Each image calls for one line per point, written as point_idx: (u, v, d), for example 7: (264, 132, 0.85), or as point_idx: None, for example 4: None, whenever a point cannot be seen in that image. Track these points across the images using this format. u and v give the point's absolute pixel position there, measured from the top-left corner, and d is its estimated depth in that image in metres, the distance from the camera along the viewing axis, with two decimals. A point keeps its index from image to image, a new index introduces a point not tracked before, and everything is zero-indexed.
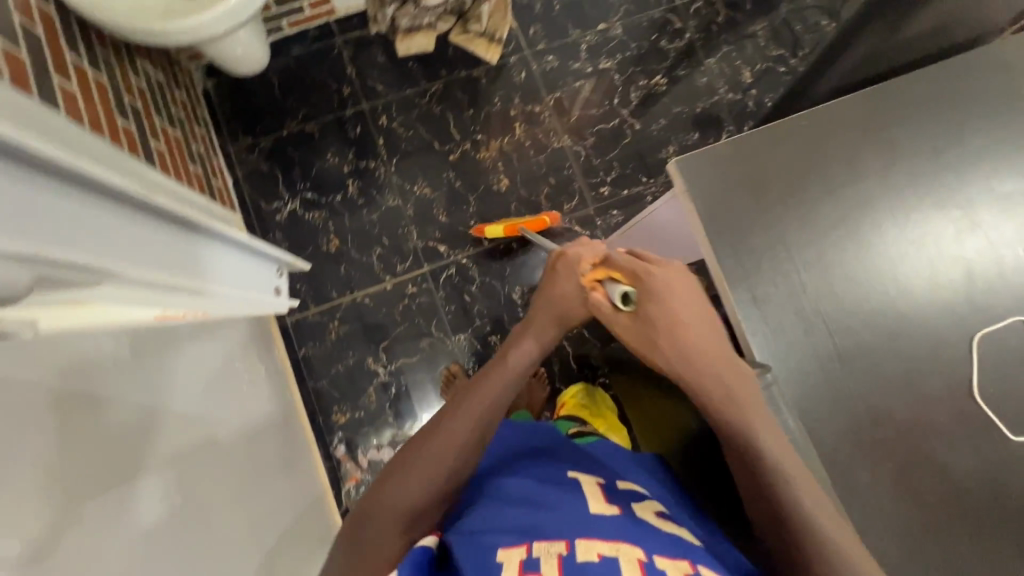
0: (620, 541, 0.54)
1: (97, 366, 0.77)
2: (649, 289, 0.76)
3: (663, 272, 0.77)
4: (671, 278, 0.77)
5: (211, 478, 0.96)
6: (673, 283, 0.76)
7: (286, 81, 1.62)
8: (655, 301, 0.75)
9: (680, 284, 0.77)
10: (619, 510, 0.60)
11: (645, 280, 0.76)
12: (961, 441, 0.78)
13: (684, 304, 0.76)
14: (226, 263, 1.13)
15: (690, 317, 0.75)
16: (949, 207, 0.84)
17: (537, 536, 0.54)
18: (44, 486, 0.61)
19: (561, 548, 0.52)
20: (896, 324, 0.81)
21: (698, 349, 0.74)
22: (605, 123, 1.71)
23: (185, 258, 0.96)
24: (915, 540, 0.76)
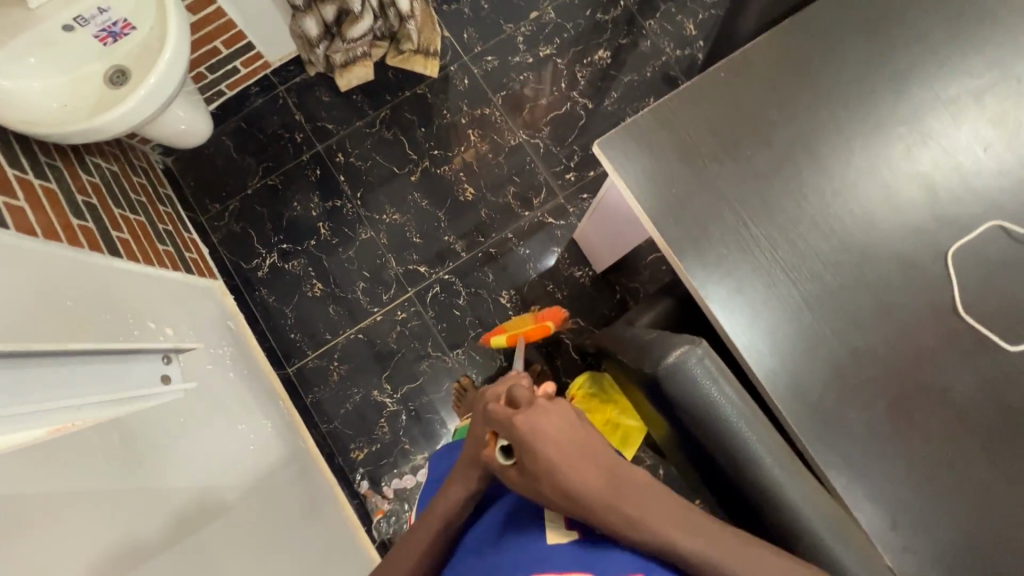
0: (573, 570, 0.57)
1: (90, 460, 0.78)
2: (524, 445, 0.53)
3: (529, 416, 0.53)
4: (548, 415, 0.54)
5: (230, 543, 0.98)
6: (546, 426, 0.53)
7: (240, 142, 1.65)
8: (532, 457, 0.53)
9: (559, 425, 0.53)
10: (578, 533, 0.61)
11: (512, 433, 0.53)
12: (954, 363, 0.75)
13: (573, 447, 0.53)
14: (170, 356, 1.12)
15: (580, 463, 0.53)
16: (894, 125, 0.80)
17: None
18: None
19: None
20: (862, 256, 0.78)
21: (604, 500, 0.53)
22: (558, 110, 1.69)
23: (5, 386, 0.73)
24: (925, 474, 0.72)
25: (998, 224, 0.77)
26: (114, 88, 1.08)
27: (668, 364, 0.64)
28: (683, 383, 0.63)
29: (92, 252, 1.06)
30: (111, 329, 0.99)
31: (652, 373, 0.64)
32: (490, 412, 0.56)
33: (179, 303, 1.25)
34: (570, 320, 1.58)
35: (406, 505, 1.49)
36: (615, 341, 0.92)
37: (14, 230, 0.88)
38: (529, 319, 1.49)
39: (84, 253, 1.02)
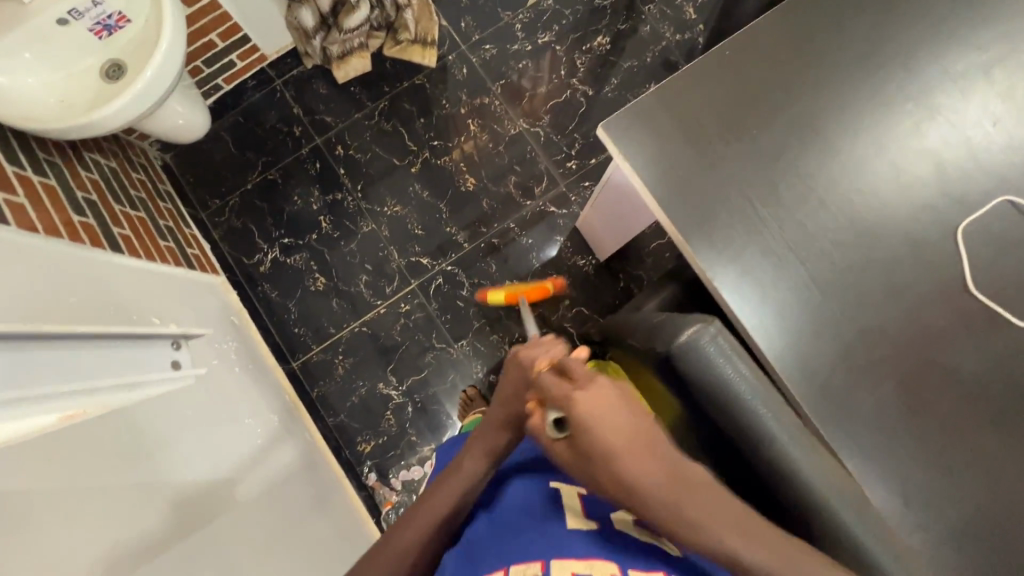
0: (594, 557, 0.59)
1: (98, 456, 0.78)
2: (580, 424, 0.53)
3: (586, 392, 0.54)
4: (608, 397, 0.54)
5: (239, 536, 0.98)
6: (602, 403, 0.53)
7: (238, 136, 1.64)
8: (588, 437, 0.53)
9: (618, 408, 0.54)
10: (597, 524, 0.63)
11: (571, 410, 0.53)
12: (965, 340, 0.75)
13: (627, 428, 0.53)
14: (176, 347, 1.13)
15: (634, 449, 0.53)
16: (901, 101, 0.79)
17: (514, 559, 0.61)
18: None
19: (537, 570, 0.59)
20: (872, 234, 0.77)
21: (654, 489, 0.53)
22: (558, 98, 1.68)
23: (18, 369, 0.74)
24: (938, 453, 0.72)
25: (1009, 199, 0.77)
26: (111, 82, 1.07)
27: (680, 342, 0.63)
28: (695, 360, 0.63)
29: (95, 248, 1.05)
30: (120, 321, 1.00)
31: (667, 350, 0.64)
32: (544, 384, 0.56)
33: (184, 297, 1.26)
34: (574, 309, 1.58)
35: (414, 497, 1.50)
36: (622, 327, 0.91)
37: (14, 226, 0.87)
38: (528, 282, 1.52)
39: (87, 248, 1.02)
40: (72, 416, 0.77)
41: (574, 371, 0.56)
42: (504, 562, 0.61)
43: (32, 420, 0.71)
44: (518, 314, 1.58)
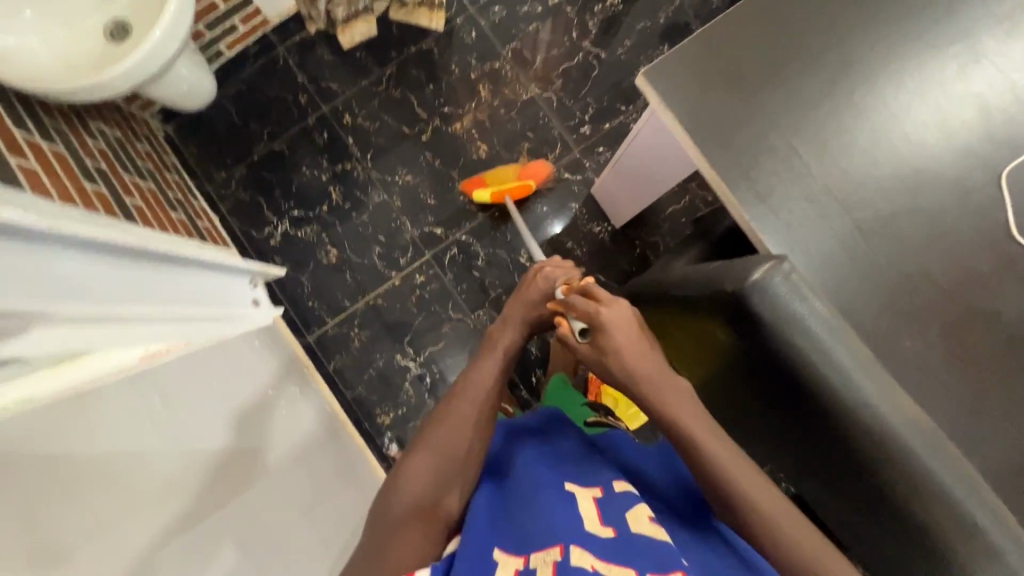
0: (614, 560, 0.55)
1: (135, 424, 0.76)
2: (599, 326, 0.73)
3: (610, 306, 0.74)
4: (621, 309, 0.74)
5: (269, 504, 0.97)
6: (619, 317, 0.73)
7: (242, 106, 1.59)
8: (605, 337, 0.72)
9: (628, 320, 0.73)
10: (613, 531, 0.60)
11: (595, 317, 0.73)
12: (1008, 285, 0.74)
13: (635, 337, 0.72)
14: (217, 288, 1.25)
15: (639, 352, 0.71)
16: (947, 44, 0.77)
17: (533, 546, 0.58)
18: (100, 545, 0.62)
19: (556, 555, 0.55)
20: (917, 181, 0.76)
21: (656, 384, 0.70)
22: (571, 61, 1.64)
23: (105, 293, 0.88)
24: (982, 397, 0.72)
25: None
26: (115, 43, 1.04)
27: (752, 282, 0.58)
28: (767, 303, 0.58)
29: (109, 216, 1.02)
30: (185, 257, 1.13)
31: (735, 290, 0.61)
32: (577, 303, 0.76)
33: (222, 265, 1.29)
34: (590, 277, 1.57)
35: None
36: (660, 284, 0.90)
37: (31, 191, 0.83)
38: (511, 176, 1.52)
39: (103, 216, 0.98)
40: (154, 356, 0.89)
41: (596, 292, 0.76)
42: (517, 546, 0.59)
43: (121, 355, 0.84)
44: None
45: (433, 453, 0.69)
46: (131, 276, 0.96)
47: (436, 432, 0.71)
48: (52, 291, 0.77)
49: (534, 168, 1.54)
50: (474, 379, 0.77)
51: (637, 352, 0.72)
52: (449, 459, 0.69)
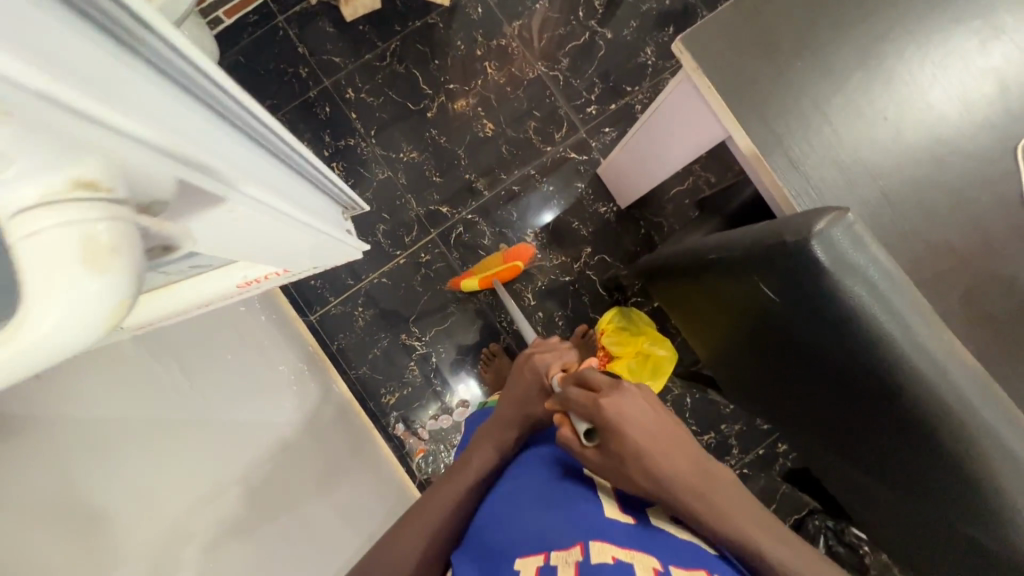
0: (635, 551, 0.59)
1: (152, 394, 0.74)
2: (610, 427, 0.64)
3: (616, 398, 0.66)
4: (629, 400, 0.66)
5: (289, 478, 0.95)
6: (630, 412, 0.65)
7: (240, 78, 1.53)
8: (617, 439, 0.64)
9: (641, 410, 0.66)
10: (635, 520, 0.65)
11: (600, 418, 0.65)
12: (1019, 252, 0.78)
13: (653, 434, 0.64)
14: (334, 206, 0.93)
15: (661, 447, 0.64)
16: (969, 18, 0.79)
17: (555, 544, 0.60)
18: (134, 510, 0.62)
19: (577, 555, 0.57)
20: (939, 152, 0.78)
21: (687, 484, 0.62)
22: (576, 40, 1.63)
23: (273, 179, 0.62)
24: (996, 358, 0.76)
25: None
26: None
27: (815, 231, 0.56)
28: (829, 254, 0.56)
29: None
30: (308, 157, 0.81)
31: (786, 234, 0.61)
32: (577, 402, 0.68)
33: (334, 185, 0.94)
34: (596, 257, 1.58)
35: (442, 445, 1.50)
36: (687, 254, 0.92)
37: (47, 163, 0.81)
38: (496, 261, 1.51)
39: None
40: (248, 284, 0.76)
41: (596, 381, 0.69)
42: (536, 547, 0.62)
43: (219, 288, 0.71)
44: (540, 262, 1.56)
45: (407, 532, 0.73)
46: (309, 190, 0.77)
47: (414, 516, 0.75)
48: (230, 159, 0.51)
49: (518, 249, 1.52)
50: (462, 468, 0.80)
51: (659, 453, 0.63)
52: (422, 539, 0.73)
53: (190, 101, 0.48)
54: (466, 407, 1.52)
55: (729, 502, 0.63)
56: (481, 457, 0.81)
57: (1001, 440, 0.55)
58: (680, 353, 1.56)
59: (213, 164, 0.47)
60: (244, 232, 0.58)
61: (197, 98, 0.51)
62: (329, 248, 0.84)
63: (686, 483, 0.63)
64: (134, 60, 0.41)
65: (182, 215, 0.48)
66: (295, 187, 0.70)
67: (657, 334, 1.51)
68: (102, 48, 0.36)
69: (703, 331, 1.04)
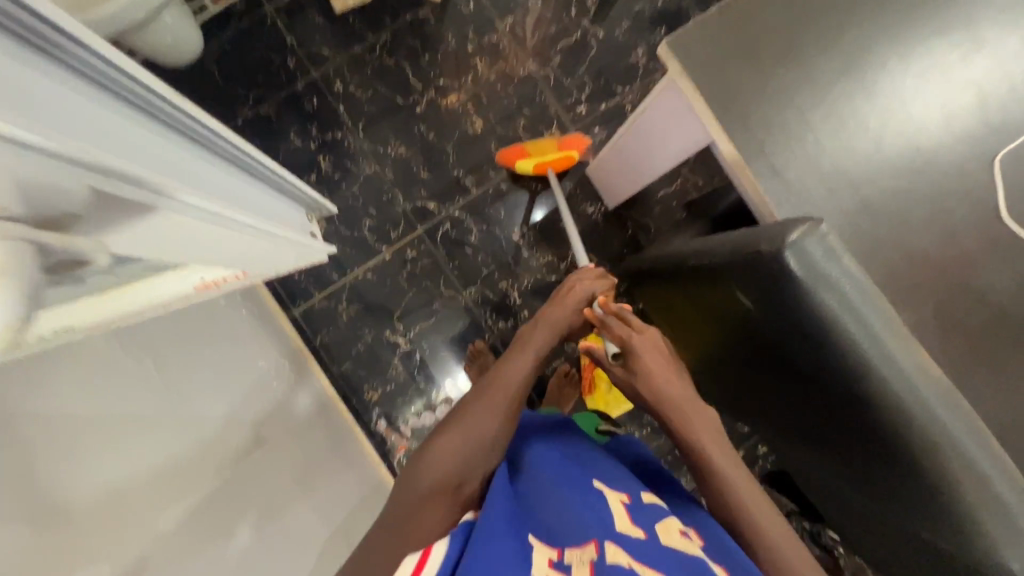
0: (648, 565, 0.59)
1: (129, 390, 0.73)
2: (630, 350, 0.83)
3: (643, 333, 0.84)
4: (650, 338, 0.84)
5: (266, 475, 0.95)
6: (648, 343, 0.83)
7: (225, 67, 1.51)
8: (634, 359, 0.82)
9: (658, 344, 0.83)
10: (645, 534, 0.65)
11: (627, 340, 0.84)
12: (994, 263, 0.79)
13: (665, 366, 0.82)
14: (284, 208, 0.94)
15: (669, 376, 0.80)
16: (951, 31, 0.80)
17: (568, 545, 0.63)
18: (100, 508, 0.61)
19: (592, 554, 0.60)
20: (918, 164, 0.79)
21: (685, 408, 0.78)
22: (568, 39, 1.63)
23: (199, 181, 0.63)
24: (967, 368, 0.77)
25: None
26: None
27: (789, 241, 0.57)
28: (801, 263, 0.57)
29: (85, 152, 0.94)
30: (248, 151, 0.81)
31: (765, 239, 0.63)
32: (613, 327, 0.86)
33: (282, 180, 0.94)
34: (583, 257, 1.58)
35: None
36: (670, 258, 0.92)
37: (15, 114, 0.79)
38: (552, 149, 1.43)
39: None
40: (209, 284, 0.74)
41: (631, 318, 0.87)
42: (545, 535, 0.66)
43: (174, 286, 0.68)
44: (527, 261, 1.56)
45: (465, 435, 0.73)
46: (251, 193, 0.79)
47: (467, 418, 0.75)
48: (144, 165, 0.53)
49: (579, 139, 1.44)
50: (528, 343, 0.86)
51: (665, 378, 0.80)
52: (501, 414, 0.77)
53: (115, 118, 0.53)
54: (450, 404, 1.52)
55: (717, 438, 0.76)
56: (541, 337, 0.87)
57: (965, 451, 0.56)
58: None
59: (136, 176, 0.51)
60: (192, 240, 0.61)
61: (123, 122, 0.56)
62: (279, 250, 0.86)
63: (684, 407, 0.78)
64: (36, 67, 0.44)
65: (113, 230, 0.51)
66: (236, 195, 0.73)
67: None
68: (15, 60, 0.41)
69: (687, 337, 1.05)
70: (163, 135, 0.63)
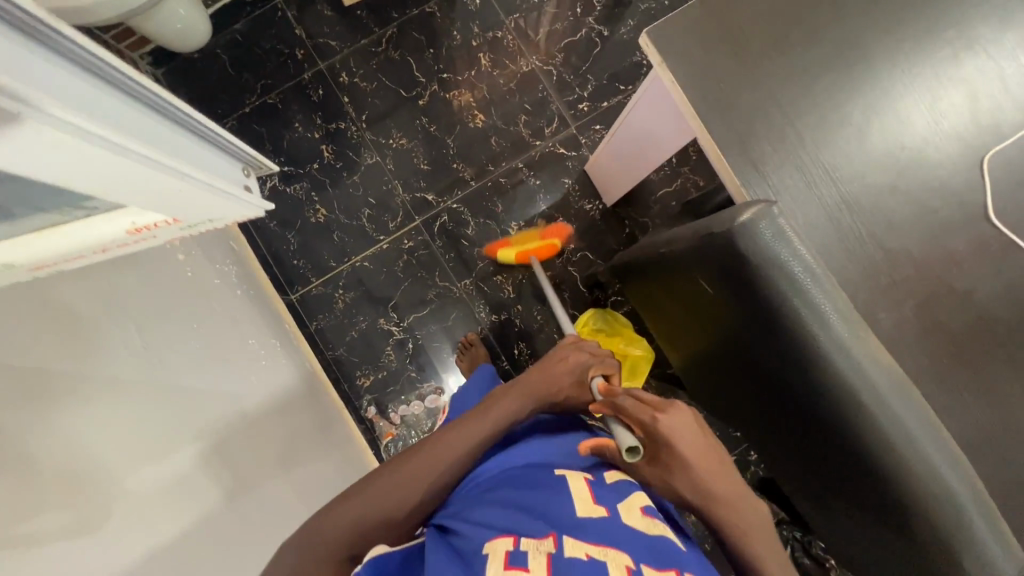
0: (608, 547, 0.62)
1: (112, 356, 0.76)
2: (663, 443, 0.74)
3: (672, 417, 0.75)
4: (681, 420, 0.75)
5: (245, 447, 0.96)
6: (682, 432, 0.74)
7: (235, 55, 1.55)
8: (668, 452, 0.73)
9: (691, 427, 0.75)
10: (605, 511, 0.68)
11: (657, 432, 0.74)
12: (980, 265, 0.77)
13: (701, 455, 0.74)
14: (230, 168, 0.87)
15: (706, 465, 0.73)
16: (942, 27, 0.79)
17: (526, 532, 0.64)
18: (64, 465, 0.62)
19: (549, 547, 0.61)
20: (903, 162, 0.78)
21: (722, 494, 0.73)
22: (573, 36, 1.63)
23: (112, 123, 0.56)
24: (946, 371, 0.75)
25: None
26: None
27: (738, 224, 0.66)
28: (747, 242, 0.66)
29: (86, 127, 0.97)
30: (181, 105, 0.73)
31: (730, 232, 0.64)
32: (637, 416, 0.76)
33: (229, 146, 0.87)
34: (579, 254, 1.58)
35: (413, 432, 1.51)
36: (652, 251, 0.92)
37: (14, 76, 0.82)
38: (535, 238, 1.54)
39: None
40: (140, 229, 0.72)
41: (650, 400, 0.77)
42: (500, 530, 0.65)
43: (100, 229, 0.68)
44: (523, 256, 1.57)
45: (393, 488, 0.74)
46: (178, 138, 0.71)
47: (403, 470, 0.76)
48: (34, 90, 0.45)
49: (557, 224, 1.57)
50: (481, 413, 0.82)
51: (702, 469, 0.73)
52: (427, 481, 0.75)
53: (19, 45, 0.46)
54: (439, 394, 1.53)
55: (751, 515, 0.73)
56: (506, 407, 0.83)
57: None
58: (657, 354, 1.56)
59: (18, 88, 0.43)
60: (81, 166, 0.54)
61: (33, 35, 0.48)
62: (218, 208, 0.81)
63: (720, 493, 0.73)
64: None
65: None
66: (158, 137, 0.65)
67: (635, 335, 1.51)
68: None
69: (674, 335, 1.05)
70: (85, 56, 0.55)
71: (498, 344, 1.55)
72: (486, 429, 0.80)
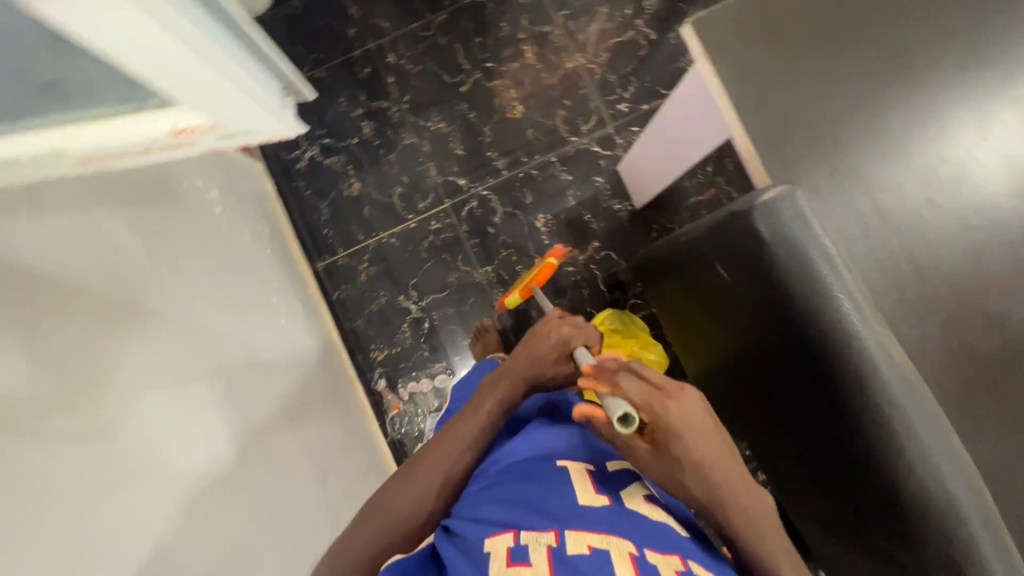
0: (610, 534, 0.62)
1: (142, 286, 0.80)
2: (663, 427, 0.71)
3: (679, 402, 0.71)
4: (687, 405, 0.72)
5: (256, 394, 1.00)
6: (690, 420, 0.70)
7: (291, 29, 1.61)
8: (671, 439, 0.70)
9: (697, 413, 0.71)
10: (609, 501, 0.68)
11: (658, 415, 0.70)
12: (1016, 288, 0.74)
13: (709, 449, 0.71)
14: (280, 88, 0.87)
15: (713, 458, 0.70)
16: (997, 42, 0.76)
17: (528, 526, 0.64)
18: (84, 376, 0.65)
19: (550, 539, 0.61)
20: (942, 176, 0.76)
21: (730, 492, 0.70)
22: (619, 37, 1.64)
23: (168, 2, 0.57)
24: (969, 393, 0.72)
25: None
26: None
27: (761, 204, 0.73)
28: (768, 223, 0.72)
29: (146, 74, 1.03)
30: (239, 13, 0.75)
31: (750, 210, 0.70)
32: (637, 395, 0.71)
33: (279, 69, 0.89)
34: (602, 252, 1.58)
35: (419, 410, 1.52)
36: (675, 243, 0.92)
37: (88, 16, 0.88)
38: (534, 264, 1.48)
39: None
40: (182, 132, 0.73)
41: (654, 379, 0.73)
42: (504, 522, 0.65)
43: (140, 126, 0.69)
44: (547, 249, 1.58)
45: (403, 484, 0.75)
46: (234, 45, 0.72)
47: (414, 469, 0.77)
48: None
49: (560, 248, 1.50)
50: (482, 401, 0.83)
51: (708, 461, 0.70)
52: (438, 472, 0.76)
53: None
54: (449, 376, 1.54)
55: (762, 517, 0.71)
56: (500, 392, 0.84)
57: None
58: (672, 361, 1.54)
59: None
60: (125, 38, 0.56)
61: None
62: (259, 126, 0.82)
63: (728, 491, 0.70)
64: None
65: None
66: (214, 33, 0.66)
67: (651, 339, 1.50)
68: None
69: (687, 334, 1.04)
70: None
71: (512, 333, 1.56)
72: (490, 416, 0.81)
